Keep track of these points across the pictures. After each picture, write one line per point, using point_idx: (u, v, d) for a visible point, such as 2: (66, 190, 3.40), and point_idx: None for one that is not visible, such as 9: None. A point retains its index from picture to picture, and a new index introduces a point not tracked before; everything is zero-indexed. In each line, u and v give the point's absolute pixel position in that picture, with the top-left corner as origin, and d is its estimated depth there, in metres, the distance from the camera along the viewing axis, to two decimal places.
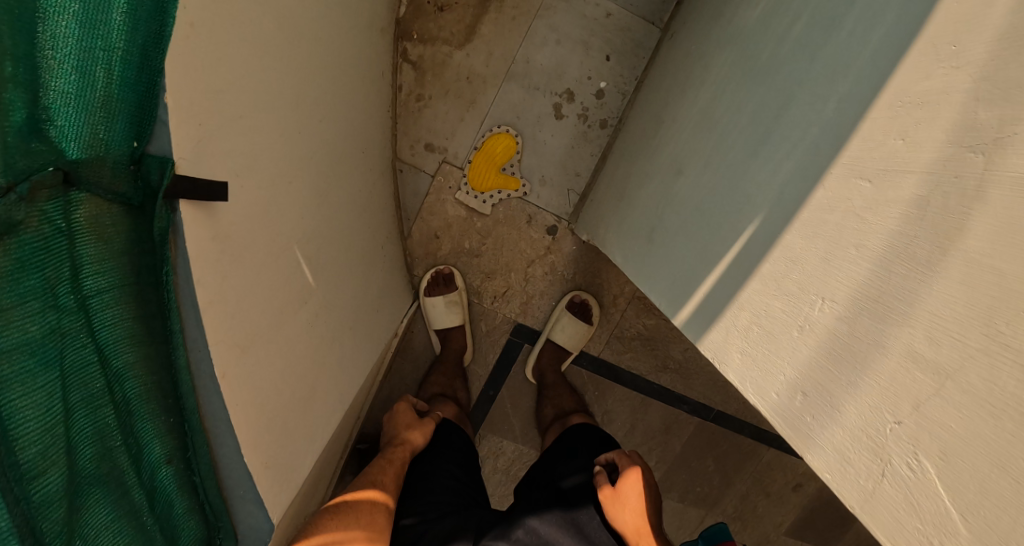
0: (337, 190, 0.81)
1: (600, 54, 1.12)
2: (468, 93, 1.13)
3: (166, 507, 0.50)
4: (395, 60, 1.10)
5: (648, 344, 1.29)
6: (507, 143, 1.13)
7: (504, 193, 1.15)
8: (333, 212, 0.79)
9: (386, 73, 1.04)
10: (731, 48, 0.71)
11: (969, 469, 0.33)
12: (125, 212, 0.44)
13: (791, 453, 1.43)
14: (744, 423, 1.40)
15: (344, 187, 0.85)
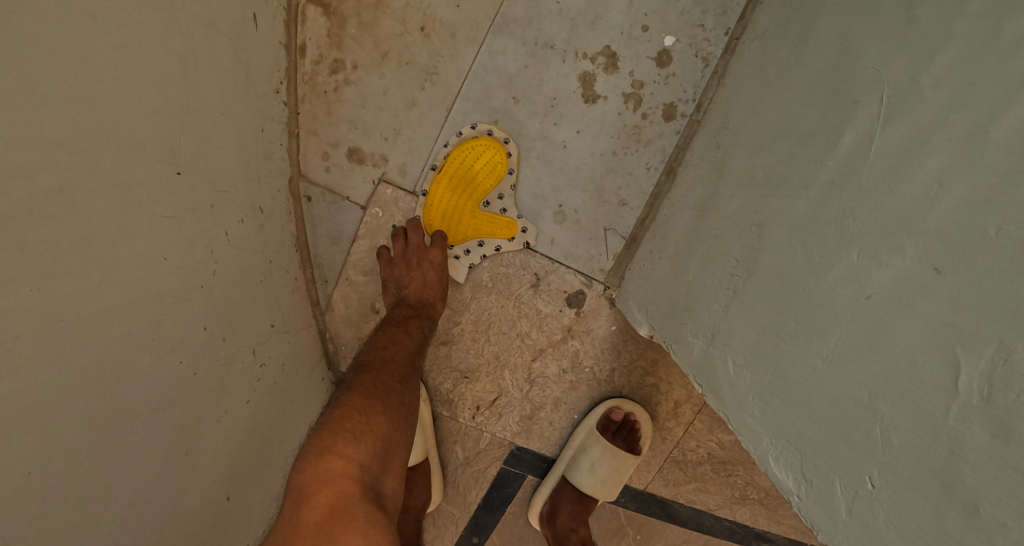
0: (59, 280, 0.32)
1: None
2: (423, 59, 0.63)
3: None
4: (291, 0, 0.62)
5: (726, 471, 0.80)
6: (490, 157, 0.64)
7: (487, 246, 0.66)
8: (22, 347, 0.30)
9: (255, 19, 0.56)
10: None
11: None
12: None
13: None
14: None
15: (104, 262, 0.36)
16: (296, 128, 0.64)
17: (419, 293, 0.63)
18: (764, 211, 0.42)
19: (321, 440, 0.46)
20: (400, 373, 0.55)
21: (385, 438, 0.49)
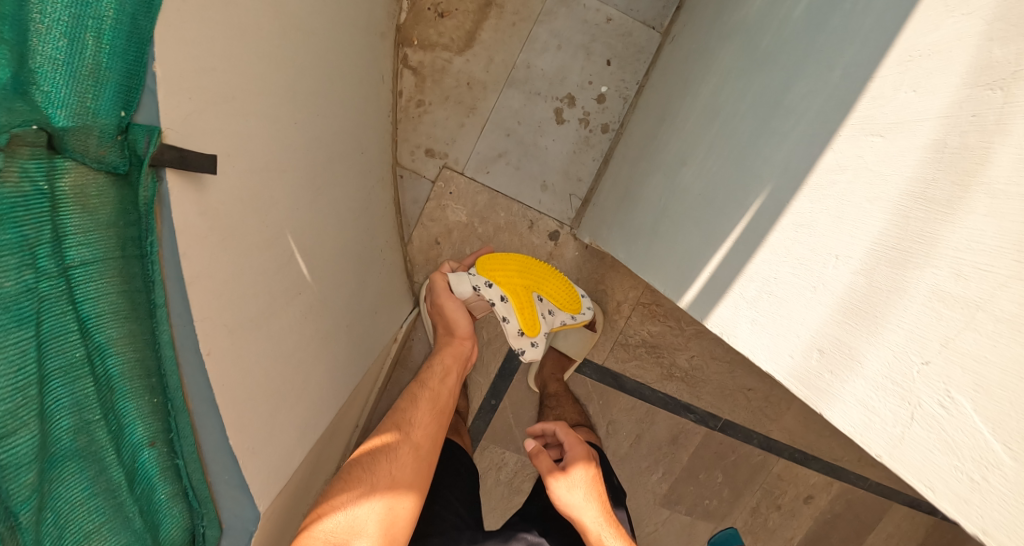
0: (337, 184, 0.80)
1: (600, 58, 1.13)
2: (468, 99, 1.13)
3: (152, 495, 0.48)
4: (395, 66, 1.10)
5: (654, 352, 1.27)
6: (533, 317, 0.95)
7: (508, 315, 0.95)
8: (332, 207, 0.77)
9: (387, 79, 1.04)
10: (739, 30, 0.70)
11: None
12: (115, 181, 0.42)
13: (802, 461, 1.42)
14: (752, 431, 1.38)
15: (343, 184, 0.83)
16: (397, 138, 1.13)
17: (441, 356, 0.93)
18: (635, 168, 0.92)
19: (348, 470, 0.74)
20: (399, 426, 0.81)
21: (393, 465, 0.75)
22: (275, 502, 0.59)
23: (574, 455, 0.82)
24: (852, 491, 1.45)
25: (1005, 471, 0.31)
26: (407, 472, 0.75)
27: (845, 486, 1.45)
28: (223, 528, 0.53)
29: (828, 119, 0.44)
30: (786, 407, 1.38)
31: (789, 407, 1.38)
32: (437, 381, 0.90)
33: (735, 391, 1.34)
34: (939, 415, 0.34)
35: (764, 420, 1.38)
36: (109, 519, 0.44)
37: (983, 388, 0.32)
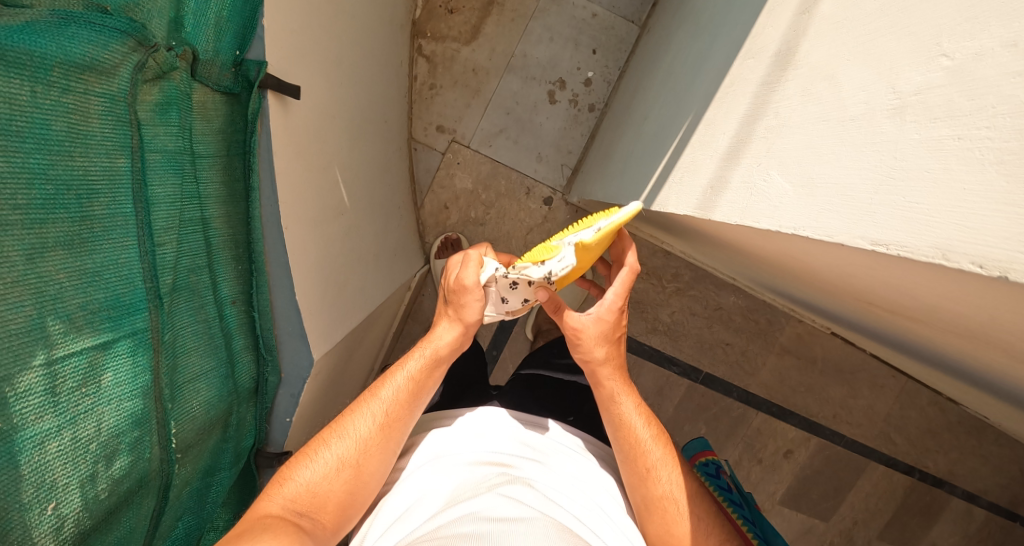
0: (375, 138, 0.97)
1: (587, 49, 1.31)
2: (474, 82, 1.31)
3: (233, 339, 0.60)
4: (411, 54, 1.29)
5: (637, 308, 1.40)
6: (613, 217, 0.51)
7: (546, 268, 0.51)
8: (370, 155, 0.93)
9: (404, 64, 1.23)
10: (690, 11, 0.87)
11: (836, 180, 0.32)
12: (229, 100, 0.56)
13: (779, 416, 1.39)
14: (729, 385, 1.39)
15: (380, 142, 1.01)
16: (413, 116, 1.32)
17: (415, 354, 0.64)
18: (613, 130, 1.08)
19: (317, 433, 0.62)
20: (369, 408, 0.62)
21: (354, 449, 0.60)
22: (316, 379, 0.70)
23: (611, 388, 0.58)
24: (830, 446, 1.40)
25: (793, 201, 0.36)
26: (373, 461, 0.60)
27: (824, 443, 1.39)
28: (282, 377, 0.67)
29: (725, 52, 0.61)
30: (761, 363, 1.40)
31: (763, 363, 1.39)
32: (422, 374, 0.64)
33: (714, 345, 1.40)
34: (767, 188, 0.39)
35: (742, 374, 1.40)
36: (204, 345, 0.56)
37: (839, 180, 0.32)
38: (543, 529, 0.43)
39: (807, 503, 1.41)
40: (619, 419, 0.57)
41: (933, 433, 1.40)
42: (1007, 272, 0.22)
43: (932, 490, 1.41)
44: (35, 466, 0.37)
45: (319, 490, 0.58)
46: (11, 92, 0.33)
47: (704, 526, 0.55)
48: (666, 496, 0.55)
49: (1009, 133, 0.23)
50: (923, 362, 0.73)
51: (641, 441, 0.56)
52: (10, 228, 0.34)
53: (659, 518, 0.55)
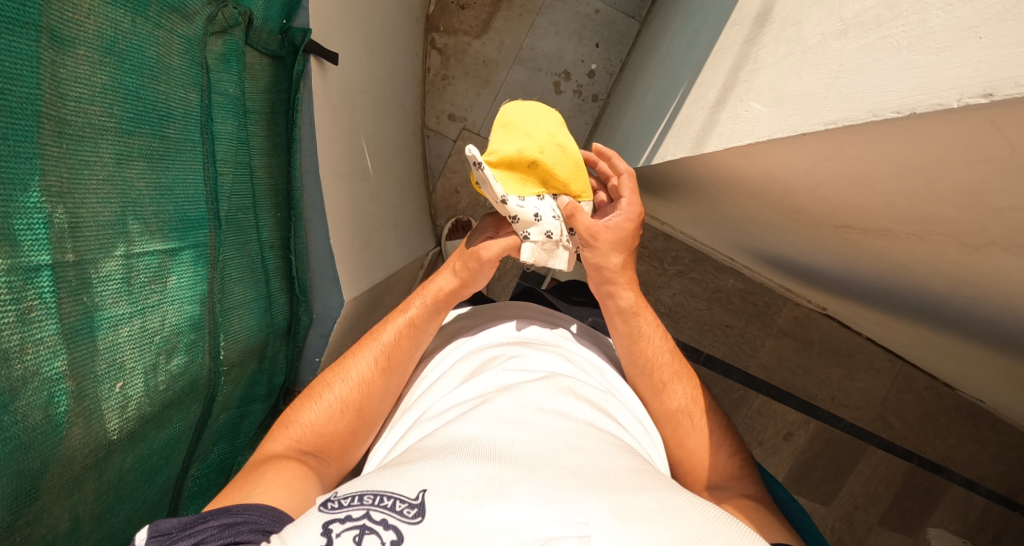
0: (396, 116, 1.02)
1: (591, 42, 1.28)
2: (484, 73, 1.29)
3: (271, 280, 0.66)
4: (424, 47, 1.28)
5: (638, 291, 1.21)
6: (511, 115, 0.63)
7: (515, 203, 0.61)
8: (392, 133, 0.99)
9: (418, 55, 1.22)
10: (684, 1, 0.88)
11: (800, 93, 0.39)
12: (274, 63, 0.63)
13: (779, 397, 1.21)
14: (730, 368, 1.21)
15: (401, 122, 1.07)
16: (425, 105, 1.30)
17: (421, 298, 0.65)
18: (617, 113, 1.09)
19: (319, 377, 0.62)
20: (371, 351, 0.62)
21: (356, 390, 0.59)
22: (343, 324, 0.76)
23: (625, 300, 0.64)
24: (831, 431, 1.20)
25: (766, 121, 0.42)
26: (375, 401, 0.60)
27: (822, 425, 1.20)
28: (314, 317, 0.74)
29: (717, 18, 0.62)
30: (760, 345, 1.21)
31: (762, 345, 1.20)
32: (423, 319, 0.64)
33: (714, 327, 1.21)
34: (744, 119, 0.46)
35: (741, 354, 1.21)
36: (248, 277, 0.62)
37: (801, 95, 0.39)
38: (554, 433, 0.45)
39: (806, 486, 1.21)
40: (636, 331, 0.63)
41: (930, 417, 1.20)
42: (914, 109, 0.29)
43: (930, 476, 1.22)
44: (110, 345, 0.44)
45: (322, 428, 0.57)
46: (116, 19, 0.43)
47: (713, 438, 0.62)
48: (681, 409, 0.62)
49: (915, 22, 0.30)
50: (898, 324, 0.76)
51: (657, 356, 0.63)
52: (107, 132, 0.43)
53: (673, 428, 0.61)
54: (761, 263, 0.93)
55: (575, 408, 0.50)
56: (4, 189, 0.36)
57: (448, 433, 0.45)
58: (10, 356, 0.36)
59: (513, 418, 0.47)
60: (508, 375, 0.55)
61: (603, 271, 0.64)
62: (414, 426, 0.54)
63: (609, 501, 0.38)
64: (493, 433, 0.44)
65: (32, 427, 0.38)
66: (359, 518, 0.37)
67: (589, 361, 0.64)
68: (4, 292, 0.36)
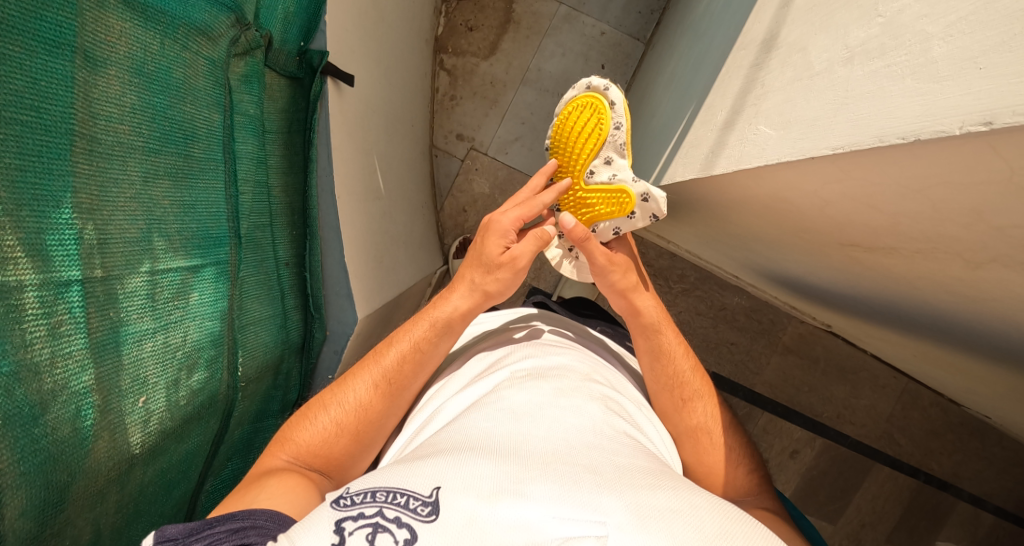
0: (406, 136, 1.04)
1: (597, 64, 1.30)
2: (492, 94, 1.31)
3: (287, 297, 0.67)
4: (433, 67, 1.30)
5: None
6: (593, 114, 0.62)
7: (612, 227, 0.66)
8: (403, 152, 1.01)
9: (427, 76, 1.24)
10: (691, 24, 0.90)
11: (807, 118, 0.40)
12: (292, 84, 0.65)
13: (785, 415, 1.20)
14: (736, 386, 1.21)
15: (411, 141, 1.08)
16: (433, 125, 1.32)
17: (430, 318, 0.64)
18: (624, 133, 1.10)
19: (318, 394, 0.62)
20: (369, 374, 0.61)
21: (352, 413, 0.59)
22: (355, 339, 0.77)
23: (653, 313, 0.65)
24: (837, 449, 1.19)
25: (773, 145, 0.44)
26: (372, 424, 0.60)
27: (828, 442, 1.19)
28: (328, 334, 0.75)
29: (725, 43, 0.63)
30: (766, 364, 1.21)
31: (768, 364, 1.20)
32: (429, 343, 0.63)
33: (720, 345, 1.21)
34: (752, 142, 0.47)
35: (747, 373, 1.21)
36: (264, 294, 0.63)
37: (808, 120, 0.40)
38: (564, 435, 0.46)
39: (813, 503, 1.20)
40: (659, 348, 0.64)
41: (936, 433, 1.19)
42: (918, 135, 0.30)
43: (940, 497, 1.20)
44: (134, 359, 0.45)
45: (320, 446, 0.58)
46: (146, 41, 0.45)
47: (731, 454, 0.63)
48: (700, 426, 0.62)
49: (918, 52, 0.32)
50: (907, 343, 0.76)
51: (680, 373, 0.64)
52: (135, 151, 0.45)
53: (692, 445, 0.62)
54: (766, 280, 0.94)
55: (589, 407, 0.51)
56: (37, 206, 0.38)
57: (459, 433, 0.46)
58: (41, 369, 0.38)
59: (523, 419, 0.48)
60: (519, 372, 0.57)
61: (620, 290, 0.65)
62: (423, 426, 0.55)
63: (626, 499, 0.39)
64: (506, 431, 0.45)
65: (60, 440, 0.40)
66: (372, 515, 0.38)
67: (600, 360, 0.65)
68: (34, 307, 0.37)
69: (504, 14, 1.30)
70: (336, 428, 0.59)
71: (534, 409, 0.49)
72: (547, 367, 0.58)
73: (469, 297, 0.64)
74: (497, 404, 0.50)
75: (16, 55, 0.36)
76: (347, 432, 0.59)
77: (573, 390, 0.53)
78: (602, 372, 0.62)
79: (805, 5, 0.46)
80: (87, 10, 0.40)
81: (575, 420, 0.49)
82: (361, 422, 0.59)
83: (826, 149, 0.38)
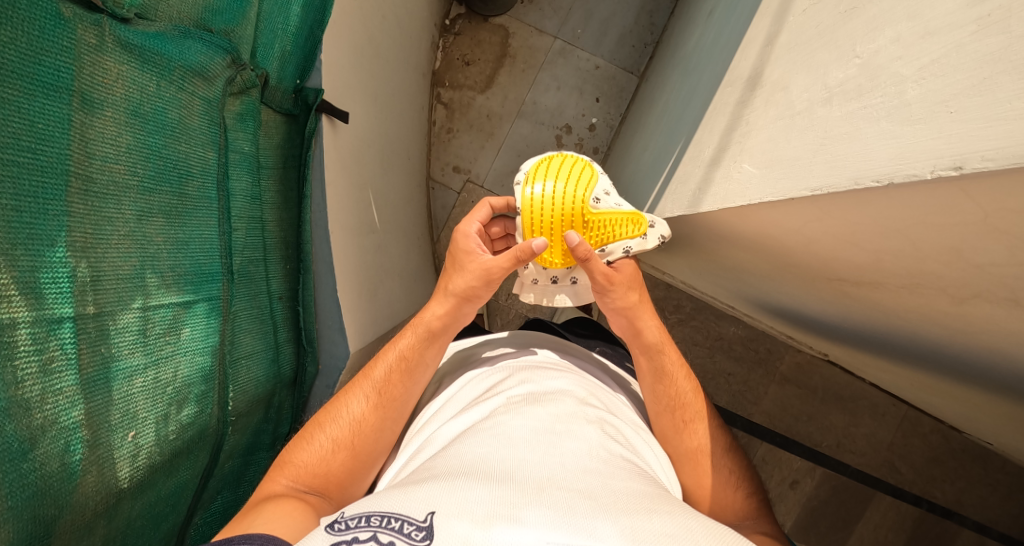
0: (402, 169, 1.06)
1: (592, 97, 1.32)
2: (488, 127, 1.33)
3: (280, 330, 0.67)
4: (430, 101, 1.33)
5: None
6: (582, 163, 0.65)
7: (621, 245, 0.63)
8: (398, 183, 1.02)
9: (424, 109, 1.26)
10: (682, 59, 0.92)
11: (788, 158, 0.41)
12: (287, 121, 0.66)
13: (785, 445, 1.18)
14: (734, 417, 1.19)
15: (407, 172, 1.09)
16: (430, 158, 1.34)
17: (416, 328, 0.64)
18: (618, 165, 1.12)
19: (313, 416, 0.62)
20: (362, 389, 0.61)
21: (348, 429, 0.59)
22: (348, 373, 0.76)
23: (653, 335, 0.64)
24: (839, 481, 1.17)
25: (757, 184, 0.44)
26: (369, 440, 0.59)
27: (829, 472, 1.17)
28: (320, 368, 0.74)
29: (713, 78, 0.64)
30: (764, 394, 1.19)
31: (766, 394, 1.19)
32: (415, 353, 0.63)
33: (717, 375, 1.20)
34: (737, 181, 0.48)
35: (745, 403, 1.19)
36: (257, 328, 0.63)
37: (790, 160, 0.41)
38: (560, 460, 0.45)
39: (815, 536, 1.17)
40: (661, 369, 0.64)
41: (938, 460, 1.16)
42: (892, 179, 0.31)
43: (948, 531, 1.17)
44: (124, 395, 0.45)
45: (319, 466, 0.57)
46: (142, 83, 0.46)
47: (730, 477, 0.61)
48: (700, 448, 0.61)
49: (893, 95, 0.32)
50: (905, 374, 0.75)
51: (681, 394, 0.63)
52: (130, 190, 0.45)
53: (692, 468, 0.60)
54: (761, 310, 0.93)
55: (583, 431, 0.51)
56: (32, 245, 0.38)
57: (456, 458, 0.45)
58: (31, 405, 0.38)
59: (520, 444, 0.47)
60: (515, 395, 0.56)
61: (624, 309, 0.64)
62: (417, 453, 0.54)
63: (621, 523, 0.38)
64: (501, 458, 0.45)
65: (48, 475, 0.39)
66: (366, 539, 0.37)
67: (596, 383, 0.64)
68: (26, 344, 0.38)
69: (500, 49, 1.33)
70: (335, 446, 0.58)
71: (530, 433, 0.49)
72: (542, 391, 0.57)
73: (445, 304, 0.65)
74: (494, 429, 0.49)
75: (15, 99, 0.37)
76: (348, 449, 0.58)
77: (569, 414, 0.53)
78: (599, 395, 0.61)
79: (787, 45, 0.47)
80: (84, 53, 0.41)
81: (572, 445, 0.48)
82: (359, 438, 0.58)
83: (808, 191, 0.38)
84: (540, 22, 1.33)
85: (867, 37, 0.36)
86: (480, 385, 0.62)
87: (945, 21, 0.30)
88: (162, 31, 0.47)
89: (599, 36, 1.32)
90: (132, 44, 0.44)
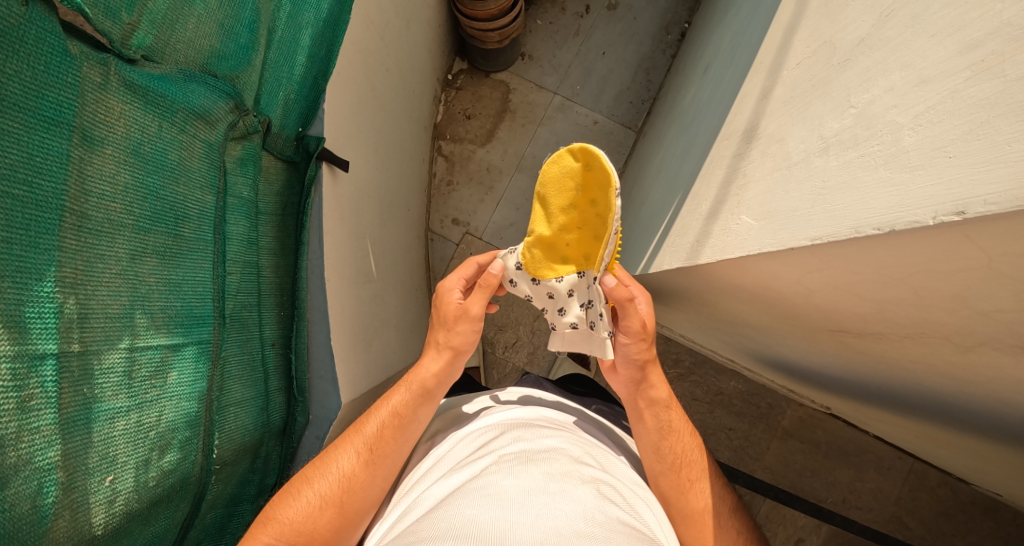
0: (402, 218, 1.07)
1: None
2: (488, 180, 1.36)
3: (270, 379, 0.64)
4: (432, 153, 1.36)
5: None
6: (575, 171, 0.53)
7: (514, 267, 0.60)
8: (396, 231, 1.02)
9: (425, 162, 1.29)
10: (678, 115, 0.94)
11: (787, 209, 0.41)
12: (288, 167, 0.67)
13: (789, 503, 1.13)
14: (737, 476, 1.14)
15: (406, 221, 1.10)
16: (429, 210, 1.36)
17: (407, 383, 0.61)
18: None
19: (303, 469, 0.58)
20: (354, 445, 0.58)
21: (336, 485, 0.55)
22: (336, 426, 0.73)
23: (658, 392, 0.61)
24: None
25: (755, 236, 0.44)
26: (358, 498, 0.55)
27: (835, 530, 1.11)
28: (310, 418, 0.71)
29: (711, 129, 0.66)
30: (769, 455, 1.15)
31: (771, 454, 1.14)
32: (408, 410, 0.60)
33: (717, 432, 1.16)
34: (735, 232, 0.48)
35: (747, 459, 1.15)
36: (247, 375, 0.60)
37: (788, 211, 0.40)
38: (561, 526, 0.42)
39: None
40: (665, 426, 0.61)
41: (946, 514, 1.10)
42: (894, 226, 0.30)
43: None
44: (103, 438, 0.42)
45: (303, 523, 0.53)
46: (144, 124, 0.46)
47: (738, 538, 0.58)
48: (707, 508, 0.59)
49: (889, 142, 0.32)
50: (917, 429, 0.71)
51: (687, 453, 0.61)
52: (125, 228, 0.45)
53: (698, 529, 0.57)
54: (762, 364, 0.92)
55: (585, 492, 0.47)
56: (20, 278, 0.37)
57: (449, 520, 0.42)
58: (4, 444, 0.36)
59: (517, 509, 0.43)
60: (513, 454, 0.53)
61: (639, 362, 0.60)
62: (405, 515, 0.51)
63: None
64: (497, 524, 0.41)
65: (18, 518, 0.37)
66: None
67: (597, 443, 0.61)
68: (6, 379, 0.36)
69: (501, 104, 1.38)
70: (322, 503, 0.54)
71: (528, 495, 0.45)
72: (541, 450, 0.54)
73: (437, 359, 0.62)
74: (490, 490, 0.46)
75: (14, 131, 0.36)
76: (337, 508, 0.54)
77: (571, 477, 0.49)
78: (604, 461, 0.58)
79: (782, 98, 0.48)
80: (89, 91, 0.41)
81: (576, 508, 0.44)
82: (347, 496, 0.55)
83: (809, 240, 0.37)
84: (540, 79, 1.38)
85: (861, 88, 0.36)
86: (476, 440, 0.59)
87: (938, 69, 0.30)
88: (167, 74, 0.48)
89: (597, 93, 1.37)
90: (138, 85, 0.45)
